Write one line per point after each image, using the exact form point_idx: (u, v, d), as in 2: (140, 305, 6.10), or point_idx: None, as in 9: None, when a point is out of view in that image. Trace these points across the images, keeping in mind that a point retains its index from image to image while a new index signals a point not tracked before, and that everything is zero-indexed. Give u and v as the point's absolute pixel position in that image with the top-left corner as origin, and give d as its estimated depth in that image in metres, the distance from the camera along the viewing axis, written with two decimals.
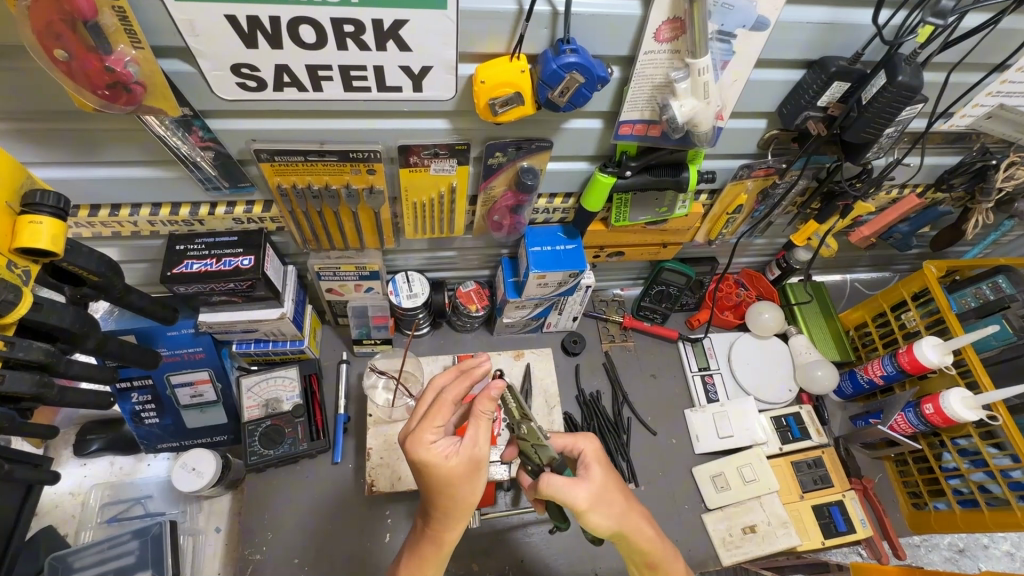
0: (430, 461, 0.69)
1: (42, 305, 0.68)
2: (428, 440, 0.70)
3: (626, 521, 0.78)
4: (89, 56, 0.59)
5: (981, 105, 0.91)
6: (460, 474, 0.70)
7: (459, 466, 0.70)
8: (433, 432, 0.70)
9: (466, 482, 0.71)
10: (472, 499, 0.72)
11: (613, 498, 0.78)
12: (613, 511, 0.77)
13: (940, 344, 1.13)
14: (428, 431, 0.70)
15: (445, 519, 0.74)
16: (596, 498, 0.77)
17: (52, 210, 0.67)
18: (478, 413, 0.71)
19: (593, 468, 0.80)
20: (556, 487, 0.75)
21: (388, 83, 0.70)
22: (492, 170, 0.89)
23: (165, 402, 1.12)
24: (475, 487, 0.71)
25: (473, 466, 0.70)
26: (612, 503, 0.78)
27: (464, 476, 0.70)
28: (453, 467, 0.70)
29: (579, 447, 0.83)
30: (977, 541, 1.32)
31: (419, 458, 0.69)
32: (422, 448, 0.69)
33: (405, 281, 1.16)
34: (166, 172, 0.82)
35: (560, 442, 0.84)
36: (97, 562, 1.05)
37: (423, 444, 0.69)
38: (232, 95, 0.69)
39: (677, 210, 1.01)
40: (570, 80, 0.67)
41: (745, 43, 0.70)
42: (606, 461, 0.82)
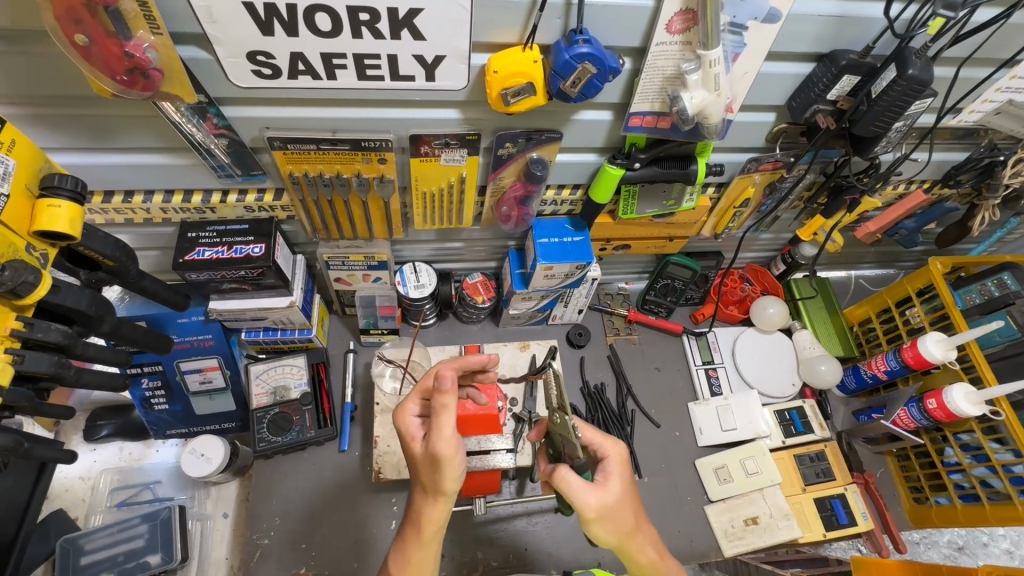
0: (405, 434, 0.75)
1: (60, 288, 0.70)
2: (407, 412, 0.76)
3: (631, 537, 0.72)
4: (109, 42, 0.60)
5: (990, 101, 0.92)
6: (426, 464, 0.69)
7: (423, 455, 0.69)
8: (414, 405, 0.77)
9: (432, 471, 0.69)
10: (438, 488, 0.70)
11: (627, 516, 0.71)
12: (619, 527, 0.71)
13: (944, 339, 1.14)
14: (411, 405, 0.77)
15: (415, 508, 0.73)
16: (604, 510, 0.70)
17: (70, 194, 0.68)
18: (437, 407, 0.67)
19: (613, 476, 0.72)
20: (569, 482, 0.69)
21: (401, 72, 0.71)
22: (501, 160, 0.89)
23: (174, 388, 1.13)
24: (440, 477, 0.69)
25: (433, 457, 0.68)
26: (622, 520, 0.71)
27: (428, 464, 0.69)
28: (420, 451, 0.71)
29: (605, 448, 0.76)
30: (977, 538, 1.33)
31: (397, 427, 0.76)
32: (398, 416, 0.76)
33: (413, 272, 1.17)
34: (179, 159, 0.83)
35: (591, 434, 0.77)
36: (107, 545, 1.07)
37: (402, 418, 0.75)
38: (248, 83, 0.70)
39: (684, 202, 1.02)
40: (581, 70, 0.68)
41: (757, 35, 0.71)
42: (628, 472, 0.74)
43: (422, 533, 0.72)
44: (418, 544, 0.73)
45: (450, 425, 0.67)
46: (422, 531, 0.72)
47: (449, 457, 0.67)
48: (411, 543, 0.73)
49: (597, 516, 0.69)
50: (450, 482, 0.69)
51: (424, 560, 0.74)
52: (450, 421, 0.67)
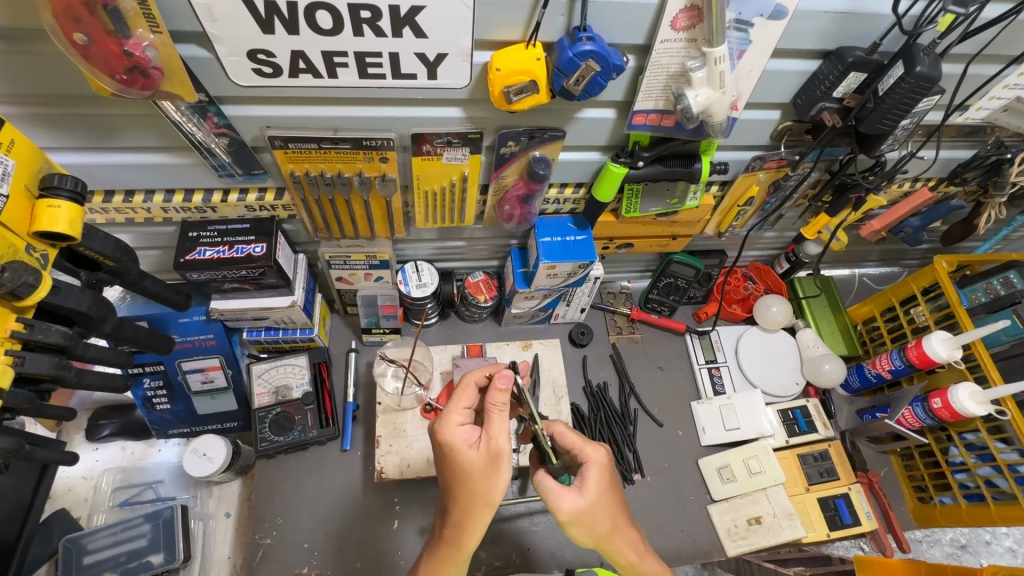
0: (453, 444, 0.73)
1: (60, 288, 0.70)
2: (451, 421, 0.75)
3: (609, 538, 0.75)
4: (108, 40, 0.59)
5: (998, 98, 0.91)
6: (479, 467, 0.72)
7: (477, 456, 0.72)
8: (459, 416, 0.75)
9: (484, 476, 0.72)
10: (488, 497, 0.72)
11: (604, 518, 0.74)
12: (597, 528, 0.74)
13: (949, 339, 1.13)
14: (455, 414, 0.75)
15: (461, 514, 0.73)
16: (581, 513, 0.73)
17: (70, 194, 0.68)
18: (493, 405, 0.73)
19: (590, 479, 0.76)
20: (545, 487, 0.74)
21: (403, 70, 0.70)
22: (504, 159, 0.89)
23: (176, 388, 1.13)
24: (492, 484, 0.72)
25: (489, 458, 0.72)
26: (598, 522, 0.74)
27: (481, 469, 0.72)
28: (476, 455, 0.72)
29: (586, 454, 0.78)
30: (981, 537, 1.33)
31: (440, 438, 0.74)
32: (443, 427, 0.74)
33: (415, 271, 1.17)
34: (180, 158, 0.82)
35: (571, 440, 0.80)
36: (110, 545, 1.07)
37: (447, 427, 0.74)
38: (249, 81, 0.69)
39: (687, 201, 1.01)
40: (585, 68, 0.67)
41: (763, 32, 0.70)
42: (608, 476, 0.77)
43: (462, 542, 0.73)
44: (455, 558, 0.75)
45: (504, 424, 0.74)
46: (463, 539, 0.73)
47: (504, 460, 0.72)
48: (448, 548, 0.75)
49: (572, 519, 0.73)
50: (500, 491, 0.72)
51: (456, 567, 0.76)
52: (503, 421, 0.74)
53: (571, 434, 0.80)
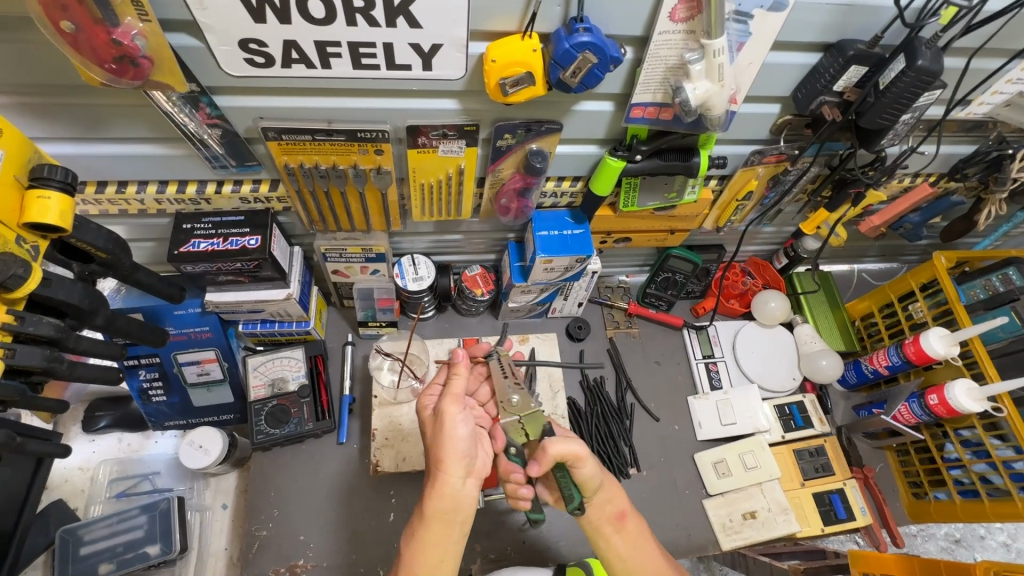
0: (422, 411, 0.85)
1: (51, 281, 0.69)
2: (426, 397, 0.87)
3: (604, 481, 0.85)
4: (96, 28, 0.58)
5: (1000, 93, 0.90)
6: (433, 424, 0.80)
7: (430, 418, 0.81)
8: (431, 393, 0.87)
9: (435, 432, 0.79)
10: (440, 453, 0.77)
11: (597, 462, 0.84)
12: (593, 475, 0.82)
13: (947, 335, 1.13)
14: (428, 393, 0.87)
15: (426, 478, 0.78)
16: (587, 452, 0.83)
17: (60, 185, 0.66)
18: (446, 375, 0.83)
19: None
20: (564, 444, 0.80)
21: (397, 61, 0.69)
22: (501, 152, 0.88)
23: (172, 380, 1.12)
24: (441, 438, 0.78)
25: (439, 417, 0.79)
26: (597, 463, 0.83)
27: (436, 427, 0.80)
28: (430, 417, 0.82)
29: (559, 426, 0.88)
30: (974, 532, 1.35)
31: (418, 412, 0.85)
32: (419, 402, 0.86)
33: (411, 264, 1.16)
34: (172, 149, 0.81)
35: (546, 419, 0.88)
36: (106, 536, 1.07)
37: (420, 398, 0.86)
38: (240, 72, 0.68)
39: (686, 194, 1.00)
40: (582, 60, 0.66)
41: (762, 24, 0.69)
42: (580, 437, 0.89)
43: (425, 505, 0.75)
44: (422, 518, 0.75)
45: (456, 387, 0.81)
46: (426, 502, 0.75)
47: (449, 416, 0.78)
48: (416, 516, 0.76)
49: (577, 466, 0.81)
50: (450, 445, 0.76)
51: (435, 543, 0.74)
52: (457, 386, 0.81)
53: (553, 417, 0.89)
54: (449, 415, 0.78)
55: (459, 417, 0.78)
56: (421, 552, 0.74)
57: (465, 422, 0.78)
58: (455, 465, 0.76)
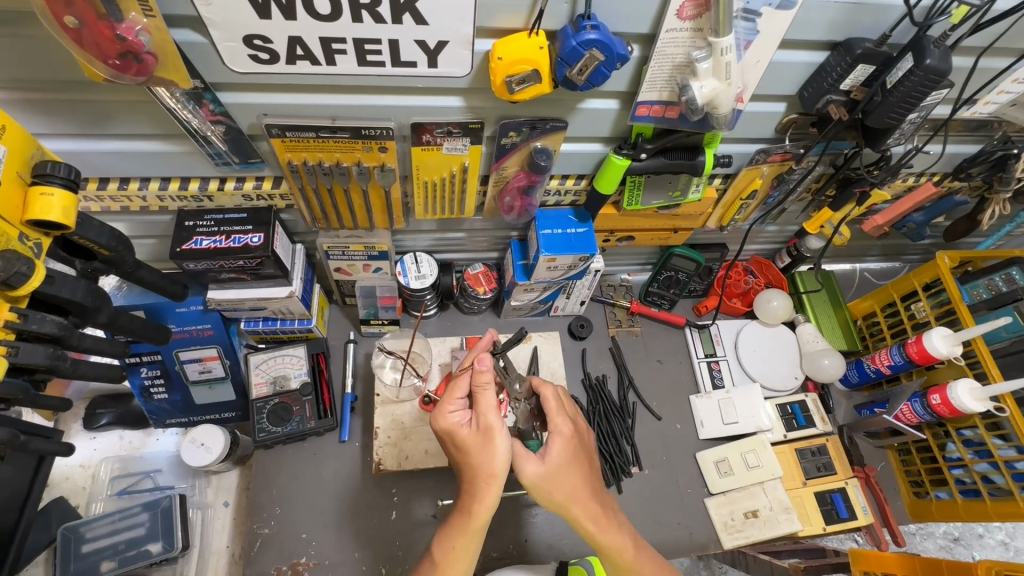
0: (450, 428, 0.77)
1: (54, 278, 0.68)
2: (447, 411, 0.78)
3: (569, 505, 0.79)
4: (99, 24, 0.58)
5: (1006, 92, 0.90)
6: (473, 441, 0.76)
7: (472, 434, 0.76)
8: (453, 404, 0.79)
9: (481, 449, 0.75)
10: (491, 469, 0.74)
11: (563, 485, 0.78)
12: (556, 496, 0.78)
13: (950, 334, 1.13)
14: (449, 404, 0.79)
15: (469, 492, 0.76)
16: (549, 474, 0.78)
17: (63, 182, 0.66)
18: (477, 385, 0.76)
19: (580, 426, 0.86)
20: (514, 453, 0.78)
21: (403, 58, 0.69)
22: (505, 150, 0.88)
23: (174, 377, 1.12)
24: (491, 454, 0.74)
25: (482, 431, 0.75)
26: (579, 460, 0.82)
27: (477, 443, 0.75)
28: (469, 434, 0.76)
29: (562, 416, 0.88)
30: (973, 531, 1.35)
31: (440, 427, 0.78)
32: (440, 417, 0.78)
33: (414, 262, 1.15)
34: (175, 146, 0.81)
35: (550, 407, 0.83)
36: (108, 533, 1.07)
37: (443, 414, 0.78)
38: (245, 68, 0.68)
39: (690, 193, 1.00)
40: (589, 57, 0.66)
41: (770, 22, 0.69)
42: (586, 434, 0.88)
43: (471, 519, 0.74)
44: (465, 530, 0.75)
45: (491, 400, 0.76)
46: (473, 516, 0.74)
47: (495, 432, 0.74)
48: (457, 528, 0.75)
49: (536, 486, 0.78)
50: (500, 461, 0.74)
51: (467, 550, 0.76)
52: (490, 397, 0.77)
53: (555, 403, 0.83)
54: (495, 430, 0.75)
55: (505, 429, 0.75)
56: (456, 558, 0.75)
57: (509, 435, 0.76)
58: (506, 480, 0.74)
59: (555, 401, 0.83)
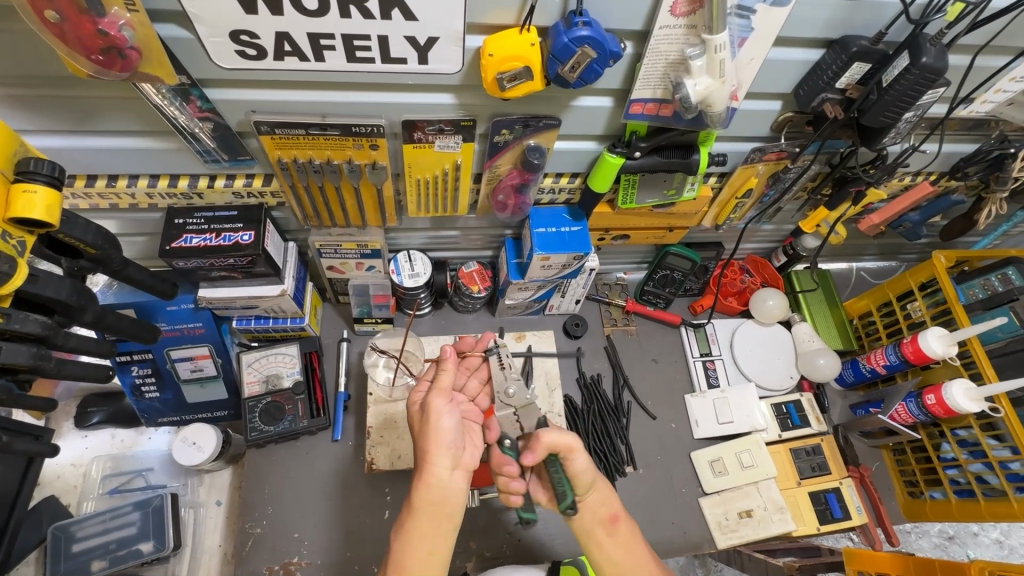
0: (410, 406, 0.84)
1: (38, 277, 0.67)
2: (415, 393, 0.85)
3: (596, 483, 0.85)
4: (81, 19, 0.56)
5: (1003, 91, 0.89)
6: (418, 416, 0.80)
7: (420, 412, 0.80)
8: (422, 390, 0.85)
9: (422, 426, 0.78)
10: (425, 445, 0.75)
11: (593, 464, 0.85)
12: (590, 474, 0.83)
13: (945, 335, 1.12)
14: (418, 387, 0.86)
15: (412, 471, 0.76)
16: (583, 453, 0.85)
17: (47, 179, 0.65)
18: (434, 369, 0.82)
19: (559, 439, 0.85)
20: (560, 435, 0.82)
21: (393, 54, 0.68)
22: (498, 148, 0.87)
23: (165, 376, 1.11)
24: (427, 430, 0.76)
25: (426, 410, 0.78)
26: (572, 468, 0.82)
27: (421, 418, 0.79)
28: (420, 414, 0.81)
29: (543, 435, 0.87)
30: (968, 529, 1.35)
31: (408, 408, 0.84)
32: (407, 399, 0.85)
33: (407, 261, 1.15)
34: (163, 143, 0.80)
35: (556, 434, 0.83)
36: (99, 532, 1.06)
37: (410, 394, 0.85)
38: (232, 64, 0.67)
39: (685, 192, 0.99)
40: (580, 54, 0.65)
41: (765, 19, 0.68)
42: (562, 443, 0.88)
43: (413, 501, 0.73)
44: (411, 514, 0.73)
45: (444, 381, 0.80)
46: (416, 496, 0.73)
47: (435, 409, 0.77)
48: (404, 516, 0.73)
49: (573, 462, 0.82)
50: (431, 435, 0.75)
51: (419, 539, 0.71)
52: (446, 380, 0.80)
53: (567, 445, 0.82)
54: (436, 408, 0.77)
55: (447, 409, 0.77)
56: (409, 546, 0.71)
57: (451, 414, 0.77)
58: (441, 457, 0.74)
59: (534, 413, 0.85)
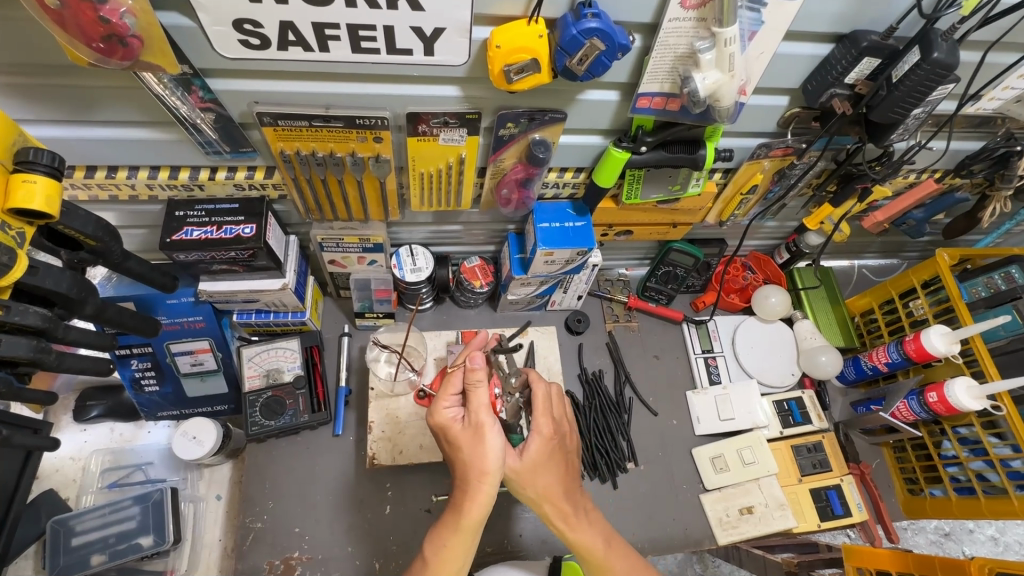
0: (444, 424, 0.76)
1: (38, 269, 0.66)
2: (442, 407, 0.77)
3: (541, 502, 0.80)
4: (82, 6, 0.55)
5: (1011, 88, 0.88)
6: (465, 438, 0.75)
7: (464, 430, 0.75)
8: (448, 398, 0.78)
9: (473, 446, 0.74)
10: (480, 466, 0.73)
11: (539, 482, 0.78)
12: (529, 491, 0.79)
13: (948, 332, 1.12)
14: (444, 397, 0.78)
15: (460, 490, 0.75)
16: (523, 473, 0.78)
17: (47, 169, 0.64)
18: (470, 382, 0.75)
19: (531, 447, 0.78)
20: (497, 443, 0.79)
21: (398, 45, 0.67)
22: (502, 141, 0.86)
23: (165, 370, 1.10)
24: (482, 452, 0.74)
25: (473, 428, 0.74)
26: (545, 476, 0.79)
27: (469, 440, 0.75)
28: (461, 430, 0.75)
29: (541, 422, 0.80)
30: (965, 526, 1.36)
31: (435, 422, 0.77)
32: (435, 413, 0.77)
33: (409, 255, 1.14)
34: (164, 134, 0.79)
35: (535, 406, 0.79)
36: (98, 526, 1.06)
37: (437, 410, 0.76)
38: (235, 54, 0.66)
39: (689, 187, 0.98)
40: (589, 47, 0.64)
41: (776, 13, 0.67)
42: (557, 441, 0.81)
43: (462, 518, 0.73)
44: (455, 529, 0.73)
45: (484, 397, 0.75)
46: (464, 515, 0.73)
47: (487, 429, 0.74)
48: (448, 527, 0.74)
49: (514, 478, 0.79)
50: (491, 460, 0.73)
51: (460, 548, 0.74)
52: (483, 395, 0.75)
53: (543, 402, 0.80)
54: (486, 428, 0.74)
55: (497, 427, 0.75)
56: (447, 558, 0.74)
57: (501, 433, 0.75)
58: (497, 478, 0.74)
59: (543, 401, 0.80)
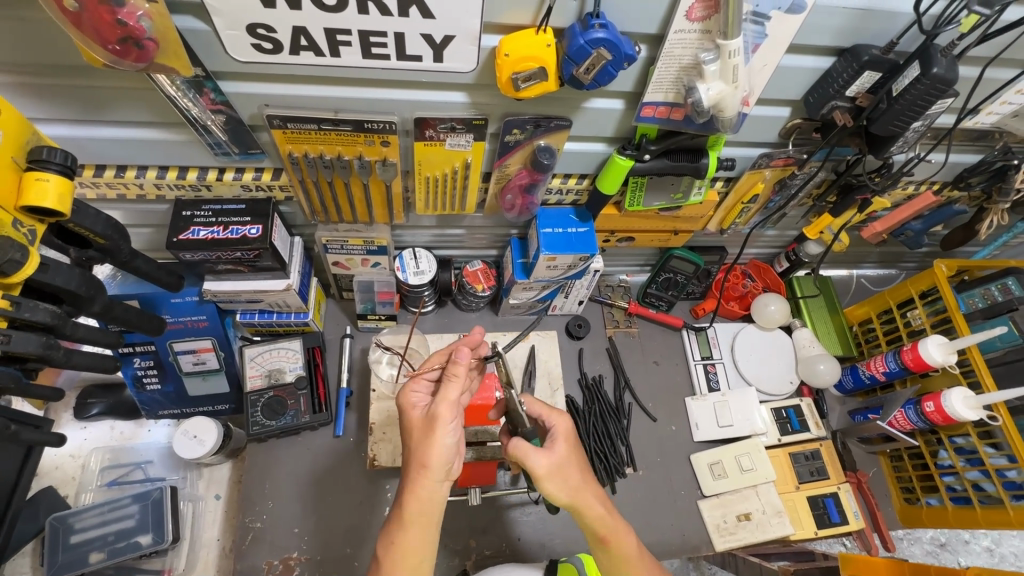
0: (407, 406, 0.79)
1: (49, 266, 0.67)
2: (411, 392, 0.80)
3: (582, 495, 0.76)
4: (99, 8, 0.56)
5: (1009, 103, 0.89)
6: (421, 427, 0.75)
7: (421, 419, 0.76)
8: (419, 387, 0.82)
9: (423, 437, 0.74)
10: (423, 457, 0.72)
11: (573, 476, 0.77)
12: (567, 488, 0.76)
13: (945, 343, 1.13)
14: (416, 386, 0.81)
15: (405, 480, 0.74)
16: (553, 468, 0.76)
17: (59, 168, 0.65)
18: (448, 373, 0.74)
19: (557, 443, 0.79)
20: (522, 446, 0.76)
21: (408, 51, 0.68)
22: (508, 147, 0.87)
23: (167, 368, 1.11)
24: (429, 445, 0.73)
25: (429, 419, 0.74)
26: (569, 477, 0.77)
27: (423, 429, 0.75)
28: (418, 417, 0.77)
29: (553, 421, 0.82)
30: (960, 536, 1.36)
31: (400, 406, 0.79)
32: (402, 395, 0.80)
33: (413, 258, 1.15)
34: (174, 134, 0.80)
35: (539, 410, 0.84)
36: (98, 524, 1.06)
37: (405, 393, 0.80)
38: (247, 57, 0.67)
39: (692, 196, 0.99)
40: (596, 56, 0.66)
41: (780, 27, 0.68)
42: (573, 442, 0.80)
43: (404, 511, 0.72)
44: (401, 523, 0.72)
45: (451, 391, 0.74)
46: (406, 508, 0.72)
47: (439, 421, 0.73)
48: (396, 524, 0.72)
49: (546, 477, 0.76)
50: (436, 452, 0.72)
51: (418, 545, 0.71)
52: (454, 389, 0.74)
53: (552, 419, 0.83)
54: (441, 421, 0.73)
55: (451, 424, 0.74)
56: (398, 557, 0.71)
57: (455, 431, 0.74)
58: (438, 473, 0.72)
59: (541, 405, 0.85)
